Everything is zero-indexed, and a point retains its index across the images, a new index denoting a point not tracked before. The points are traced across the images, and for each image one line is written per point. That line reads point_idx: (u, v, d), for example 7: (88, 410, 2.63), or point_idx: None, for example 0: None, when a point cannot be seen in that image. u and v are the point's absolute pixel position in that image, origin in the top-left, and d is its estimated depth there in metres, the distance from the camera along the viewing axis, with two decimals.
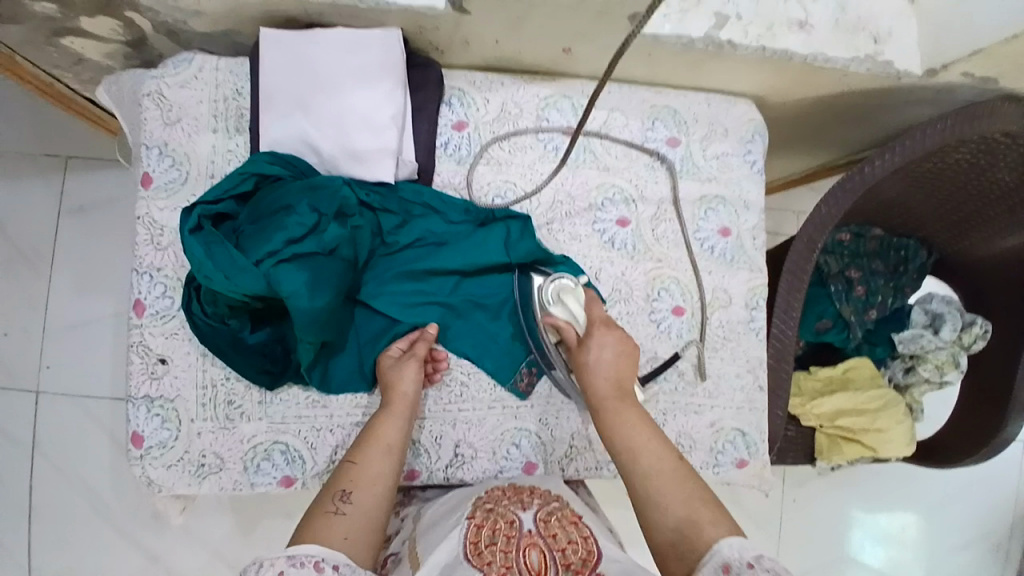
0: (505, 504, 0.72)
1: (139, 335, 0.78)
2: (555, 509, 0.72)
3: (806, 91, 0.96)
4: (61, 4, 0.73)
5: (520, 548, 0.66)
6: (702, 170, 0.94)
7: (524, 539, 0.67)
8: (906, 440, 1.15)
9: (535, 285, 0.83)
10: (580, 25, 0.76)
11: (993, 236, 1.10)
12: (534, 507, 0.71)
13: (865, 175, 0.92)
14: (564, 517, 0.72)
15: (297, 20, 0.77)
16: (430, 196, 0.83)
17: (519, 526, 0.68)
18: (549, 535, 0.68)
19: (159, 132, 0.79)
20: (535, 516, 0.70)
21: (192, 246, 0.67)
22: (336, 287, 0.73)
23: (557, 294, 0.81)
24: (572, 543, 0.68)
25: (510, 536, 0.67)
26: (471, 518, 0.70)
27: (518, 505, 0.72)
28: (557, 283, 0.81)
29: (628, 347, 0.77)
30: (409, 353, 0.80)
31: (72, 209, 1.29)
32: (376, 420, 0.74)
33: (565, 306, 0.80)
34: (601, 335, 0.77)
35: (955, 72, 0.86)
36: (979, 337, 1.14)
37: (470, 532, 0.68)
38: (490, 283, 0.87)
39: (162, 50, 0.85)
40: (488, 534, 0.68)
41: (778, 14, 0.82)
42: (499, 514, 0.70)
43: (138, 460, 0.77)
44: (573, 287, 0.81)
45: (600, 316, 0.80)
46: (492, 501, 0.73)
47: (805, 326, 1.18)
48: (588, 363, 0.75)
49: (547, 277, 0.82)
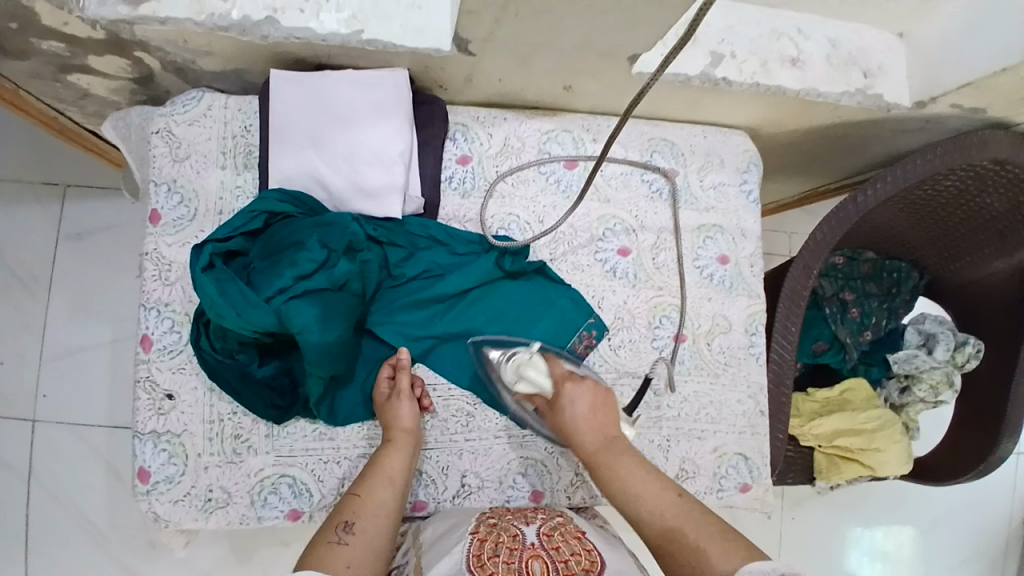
0: (508, 520, 0.74)
1: (147, 371, 0.78)
2: (558, 525, 0.74)
3: (799, 123, 0.99)
4: (72, 43, 0.75)
5: (522, 558, 0.67)
6: (700, 201, 0.96)
7: (527, 551, 0.68)
8: (904, 458, 1.16)
9: (496, 361, 0.83)
10: (582, 65, 0.79)
11: (982, 258, 1.14)
12: (536, 524, 0.74)
13: (859, 204, 0.94)
14: (568, 532, 0.73)
15: (306, 61, 0.78)
16: (436, 229, 0.84)
17: (521, 539, 0.70)
18: (552, 548, 0.69)
19: (168, 169, 0.80)
20: (539, 530, 0.73)
21: (203, 284, 0.68)
22: (347, 320, 0.74)
23: (516, 370, 0.81)
24: (576, 555, 0.68)
25: (513, 547, 0.69)
26: (475, 533, 0.71)
27: (521, 522, 0.74)
28: (512, 360, 0.81)
29: (601, 394, 0.80)
30: (396, 390, 0.80)
31: (71, 236, 1.29)
32: (378, 455, 0.75)
33: (529, 379, 0.80)
34: (571, 390, 0.79)
35: (944, 104, 0.90)
36: (972, 357, 1.15)
37: (473, 546, 0.69)
38: (494, 309, 0.87)
39: (169, 86, 0.86)
40: (490, 546, 0.69)
41: (772, 51, 0.85)
42: (502, 529, 0.72)
43: (144, 496, 0.76)
44: (528, 357, 0.81)
45: (560, 371, 0.82)
46: (496, 518, 0.75)
47: (803, 348, 1.20)
48: (568, 422, 0.78)
49: (502, 353, 0.83)
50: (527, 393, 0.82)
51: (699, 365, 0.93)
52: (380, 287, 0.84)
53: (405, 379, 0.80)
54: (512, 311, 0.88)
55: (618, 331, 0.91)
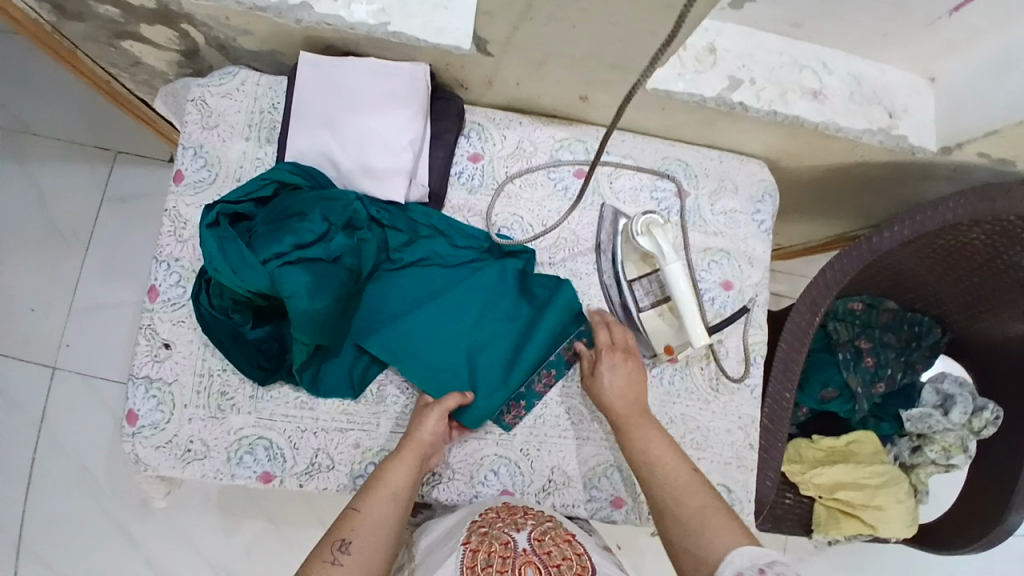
0: (499, 526, 0.73)
1: (150, 319, 0.82)
2: (549, 529, 0.73)
3: (819, 157, 0.97)
4: (125, 10, 0.82)
5: (515, 565, 0.66)
6: (709, 223, 0.95)
7: (520, 557, 0.67)
8: (907, 522, 1.10)
9: (621, 224, 0.90)
10: (595, 76, 0.81)
11: (1007, 320, 1.08)
12: (527, 528, 0.72)
13: (873, 244, 0.92)
14: (558, 535, 0.72)
15: (336, 48, 0.83)
16: (439, 220, 0.86)
17: (513, 546, 0.68)
18: (543, 552, 0.68)
19: (197, 135, 0.85)
20: (529, 536, 0.71)
21: (207, 241, 0.72)
22: (335, 294, 0.76)
23: (646, 226, 0.86)
24: (567, 559, 0.68)
25: (505, 556, 0.67)
26: (467, 543, 0.70)
27: (512, 527, 0.72)
28: (647, 217, 0.86)
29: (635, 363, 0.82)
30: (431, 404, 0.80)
31: (114, 199, 1.37)
32: (385, 464, 0.74)
33: (653, 237, 0.85)
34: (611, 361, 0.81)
35: (971, 152, 0.88)
36: (990, 423, 1.10)
37: (466, 557, 0.68)
38: (490, 318, 0.87)
39: (211, 61, 0.93)
40: (483, 557, 0.68)
41: (792, 81, 0.85)
42: (494, 537, 0.70)
43: (129, 438, 0.79)
44: (661, 223, 0.86)
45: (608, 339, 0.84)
46: (487, 526, 0.73)
47: (809, 393, 1.15)
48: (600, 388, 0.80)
49: (637, 213, 0.87)
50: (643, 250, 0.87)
51: (690, 388, 0.90)
52: (377, 270, 0.86)
53: (455, 401, 0.80)
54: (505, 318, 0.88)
55: None
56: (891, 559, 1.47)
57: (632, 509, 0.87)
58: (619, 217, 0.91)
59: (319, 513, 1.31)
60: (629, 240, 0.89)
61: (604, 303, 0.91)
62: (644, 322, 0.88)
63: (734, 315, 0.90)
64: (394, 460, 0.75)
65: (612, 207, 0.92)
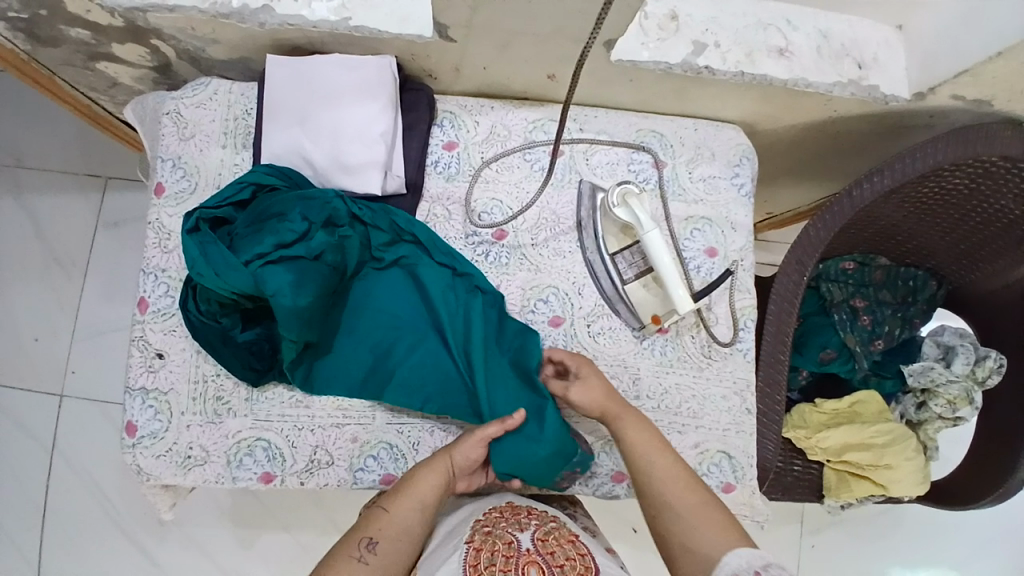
0: (502, 526, 0.73)
1: (141, 330, 0.83)
2: (552, 529, 0.73)
3: (793, 117, 0.97)
4: (95, 30, 0.83)
5: (519, 565, 0.66)
6: (688, 192, 0.95)
7: (523, 557, 0.67)
8: (919, 479, 1.09)
9: (600, 197, 0.91)
10: (560, 52, 0.81)
11: (1003, 266, 1.08)
12: (531, 528, 0.72)
13: (855, 198, 0.92)
14: (562, 536, 0.72)
15: (302, 48, 0.84)
16: (420, 230, 0.87)
17: (517, 545, 0.69)
18: (547, 553, 0.68)
19: (174, 147, 0.87)
20: (533, 535, 0.71)
21: (189, 245, 0.74)
22: (320, 288, 0.78)
23: (621, 197, 0.87)
24: (570, 560, 0.68)
25: (508, 555, 0.67)
26: (470, 542, 0.70)
27: (515, 527, 0.72)
28: (623, 188, 0.87)
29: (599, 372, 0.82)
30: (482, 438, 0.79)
31: (108, 223, 1.39)
32: (417, 470, 0.76)
33: (629, 207, 0.87)
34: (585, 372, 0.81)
35: (944, 95, 0.87)
36: (994, 372, 1.10)
37: (470, 555, 0.68)
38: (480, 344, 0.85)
39: (184, 74, 0.94)
40: (486, 556, 0.68)
41: (758, 41, 0.84)
42: (497, 536, 0.70)
43: (130, 449, 0.81)
44: (636, 192, 0.87)
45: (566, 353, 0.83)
46: (490, 524, 0.73)
47: (807, 356, 1.14)
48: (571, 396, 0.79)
49: (612, 184, 0.88)
50: (620, 222, 0.88)
51: (682, 357, 0.90)
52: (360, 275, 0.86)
53: (494, 428, 0.79)
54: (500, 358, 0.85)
55: (598, 318, 0.90)
56: (909, 519, 1.46)
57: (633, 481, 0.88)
58: (596, 191, 0.91)
59: (333, 518, 1.33)
60: (608, 213, 0.90)
61: (590, 280, 0.91)
62: (630, 295, 0.89)
63: (717, 279, 0.89)
64: (425, 468, 0.76)
65: (590, 183, 0.92)
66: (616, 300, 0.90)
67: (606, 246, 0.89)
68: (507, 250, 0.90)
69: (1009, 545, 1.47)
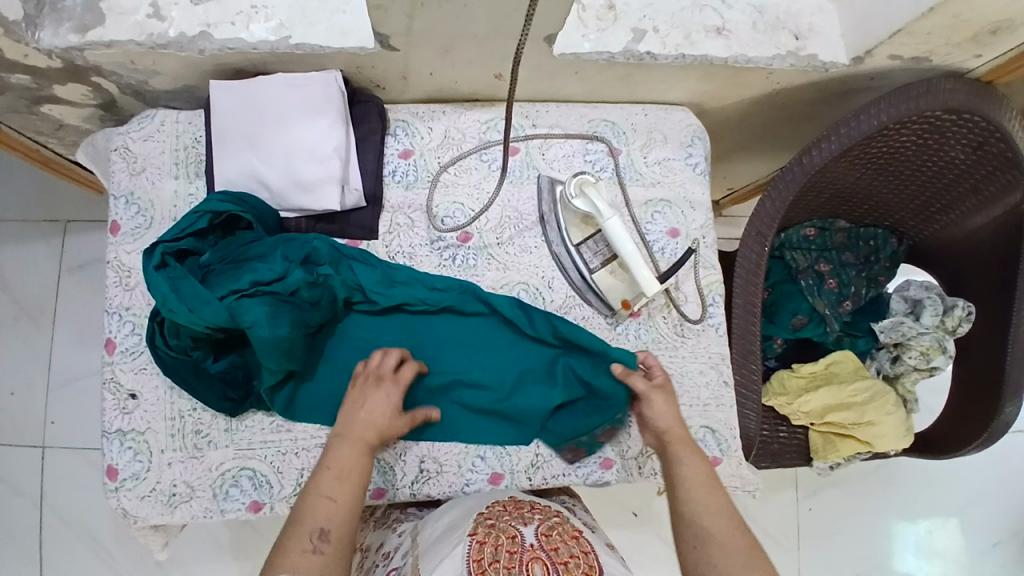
0: (505, 520, 0.73)
1: (111, 372, 0.82)
2: (555, 525, 0.74)
3: (740, 92, 0.99)
4: (34, 74, 0.82)
5: (523, 562, 0.67)
6: (645, 176, 0.96)
7: (527, 553, 0.68)
8: (903, 431, 1.12)
9: (559, 189, 0.91)
10: (503, 51, 0.82)
11: (961, 216, 1.11)
12: (534, 523, 0.73)
13: (806, 164, 0.94)
14: (565, 531, 0.73)
15: (246, 71, 0.84)
16: (409, 275, 0.87)
17: (521, 540, 0.69)
18: (551, 549, 0.69)
19: (127, 183, 0.86)
20: (536, 530, 0.71)
21: (158, 282, 0.75)
22: (297, 320, 0.78)
23: (579, 188, 0.89)
24: (574, 557, 0.68)
25: (513, 550, 0.68)
26: (473, 535, 0.70)
27: (518, 521, 0.73)
28: (578, 179, 0.89)
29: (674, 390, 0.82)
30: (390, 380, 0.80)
31: (72, 267, 1.37)
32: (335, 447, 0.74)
33: (587, 198, 0.88)
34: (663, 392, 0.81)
35: (882, 56, 0.89)
36: (963, 320, 1.11)
37: (473, 549, 0.68)
38: (485, 349, 0.89)
39: (131, 109, 0.93)
40: (490, 550, 0.68)
41: (695, 23, 0.86)
42: (501, 530, 0.71)
43: (113, 492, 0.80)
44: (593, 181, 0.89)
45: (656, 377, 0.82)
46: (493, 518, 0.74)
47: (781, 323, 1.16)
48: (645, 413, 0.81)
49: (570, 176, 0.89)
50: (580, 212, 0.89)
51: (656, 339, 0.92)
52: (353, 308, 0.87)
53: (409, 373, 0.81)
54: (507, 361, 0.89)
55: (570, 311, 0.91)
56: (897, 473, 1.50)
57: (622, 466, 0.89)
58: (556, 184, 0.92)
59: None
60: (568, 206, 0.91)
61: (558, 273, 0.92)
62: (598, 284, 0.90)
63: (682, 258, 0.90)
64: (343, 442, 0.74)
65: (547, 177, 0.93)
66: (587, 290, 0.91)
67: (570, 237, 0.90)
68: (474, 251, 0.91)
69: (995, 486, 1.51)
